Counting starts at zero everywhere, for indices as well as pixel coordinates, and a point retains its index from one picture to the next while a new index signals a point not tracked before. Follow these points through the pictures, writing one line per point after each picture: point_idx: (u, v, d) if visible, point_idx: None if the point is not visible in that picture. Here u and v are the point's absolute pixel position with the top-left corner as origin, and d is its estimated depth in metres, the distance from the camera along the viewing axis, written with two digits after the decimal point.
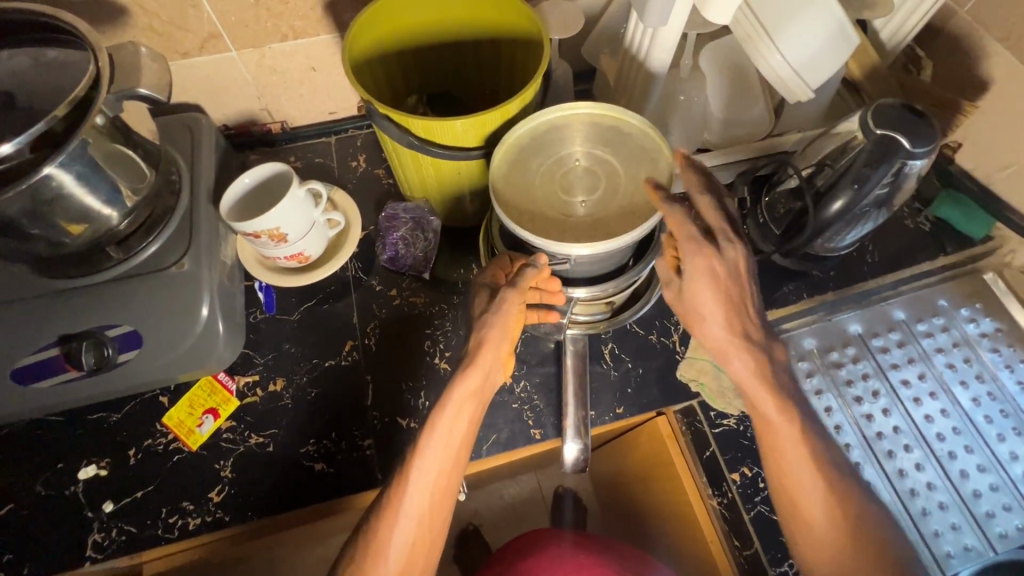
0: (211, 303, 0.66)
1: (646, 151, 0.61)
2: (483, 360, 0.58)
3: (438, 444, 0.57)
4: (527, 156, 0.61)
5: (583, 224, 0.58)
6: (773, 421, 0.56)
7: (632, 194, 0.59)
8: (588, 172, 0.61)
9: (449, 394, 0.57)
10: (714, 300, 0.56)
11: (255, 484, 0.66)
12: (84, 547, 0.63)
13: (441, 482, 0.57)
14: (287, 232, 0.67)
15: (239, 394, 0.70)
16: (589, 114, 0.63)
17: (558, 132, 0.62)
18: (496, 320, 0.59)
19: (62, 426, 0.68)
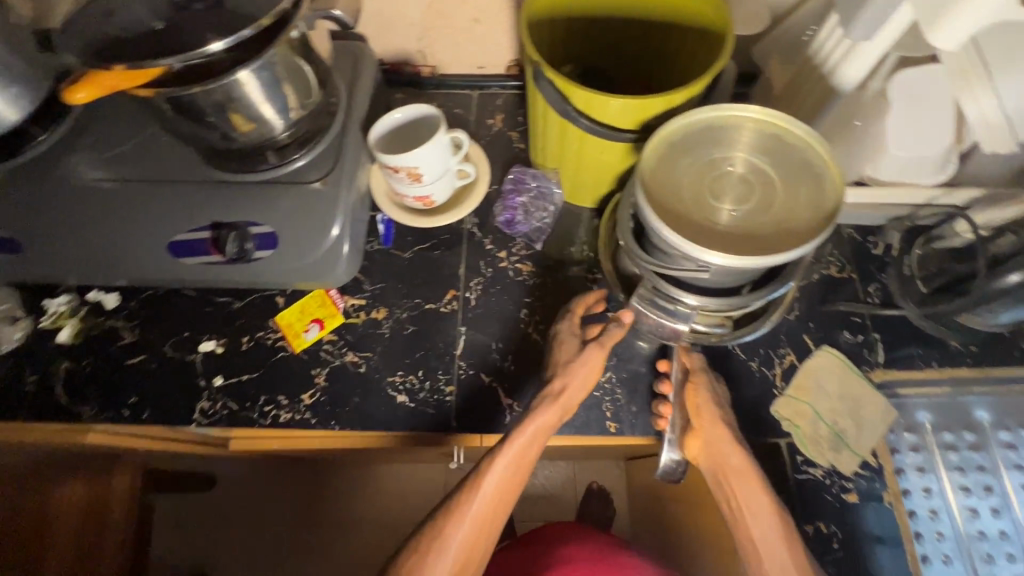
0: (343, 226, 0.70)
1: (809, 168, 0.58)
2: (566, 402, 0.65)
3: (510, 457, 0.62)
4: (677, 154, 0.59)
5: (732, 235, 0.56)
6: (741, 464, 0.63)
7: (788, 212, 0.56)
8: (740, 179, 0.59)
9: (528, 423, 0.63)
10: (716, 398, 0.66)
11: (344, 397, 0.70)
12: (192, 410, 0.70)
13: (501, 496, 0.62)
14: (424, 173, 0.70)
15: (344, 313, 0.75)
16: (751, 118, 0.60)
17: (713, 132, 0.60)
18: (580, 368, 0.65)
19: (195, 301, 0.76)
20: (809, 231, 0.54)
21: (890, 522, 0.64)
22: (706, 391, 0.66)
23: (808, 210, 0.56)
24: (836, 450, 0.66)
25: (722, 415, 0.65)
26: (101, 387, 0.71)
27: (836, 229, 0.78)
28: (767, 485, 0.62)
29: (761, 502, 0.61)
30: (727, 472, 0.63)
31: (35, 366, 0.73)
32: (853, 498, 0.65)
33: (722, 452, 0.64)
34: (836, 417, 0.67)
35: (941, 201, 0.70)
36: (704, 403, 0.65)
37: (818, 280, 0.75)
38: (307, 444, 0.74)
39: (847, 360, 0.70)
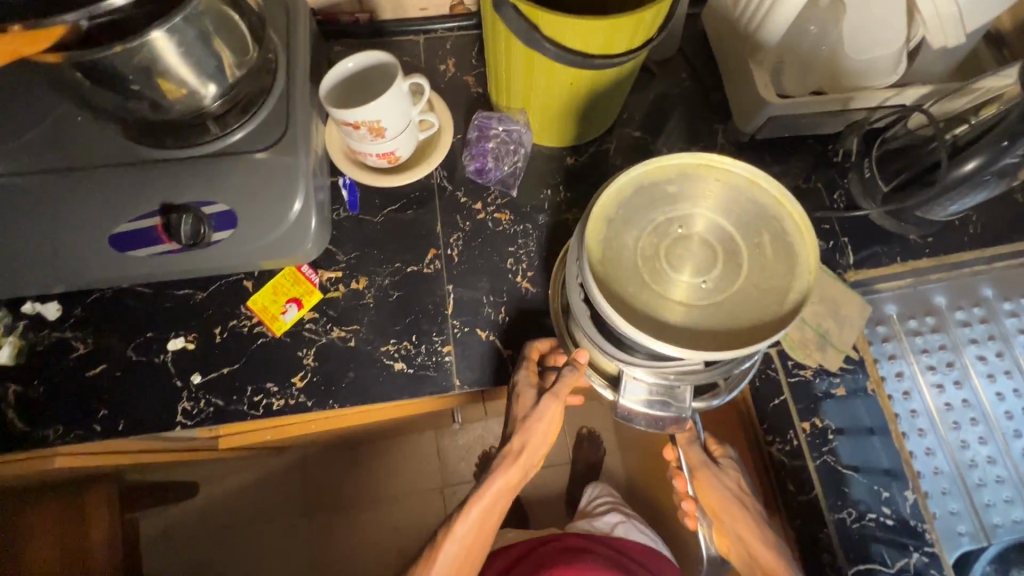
0: (305, 200, 0.65)
1: (768, 209, 0.53)
2: (522, 453, 0.64)
3: (471, 521, 0.64)
4: (620, 230, 0.53)
5: (707, 314, 0.50)
6: (768, 560, 0.64)
7: (761, 268, 0.51)
8: (697, 241, 0.53)
9: (485, 485, 0.64)
10: (731, 491, 0.68)
11: (337, 375, 0.67)
12: (174, 413, 0.65)
13: (469, 556, 0.64)
14: (386, 127, 0.65)
15: (322, 288, 0.70)
16: (684, 165, 0.54)
17: (650, 192, 0.54)
18: (535, 425, 0.63)
19: (150, 298, 0.69)
20: (791, 288, 0.49)
21: (874, 405, 0.69)
22: (719, 489, 0.68)
23: (784, 261, 0.51)
24: (822, 350, 0.70)
25: (740, 509, 0.67)
26: (61, 405, 0.65)
27: (799, 142, 0.80)
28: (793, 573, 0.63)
29: None
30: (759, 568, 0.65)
31: None
32: (841, 391, 0.69)
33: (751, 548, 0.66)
34: (819, 319, 0.70)
35: (892, 102, 0.72)
36: (717, 498, 0.68)
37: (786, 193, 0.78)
38: (308, 426, 0.72)
39: (823, 266, 0.73)
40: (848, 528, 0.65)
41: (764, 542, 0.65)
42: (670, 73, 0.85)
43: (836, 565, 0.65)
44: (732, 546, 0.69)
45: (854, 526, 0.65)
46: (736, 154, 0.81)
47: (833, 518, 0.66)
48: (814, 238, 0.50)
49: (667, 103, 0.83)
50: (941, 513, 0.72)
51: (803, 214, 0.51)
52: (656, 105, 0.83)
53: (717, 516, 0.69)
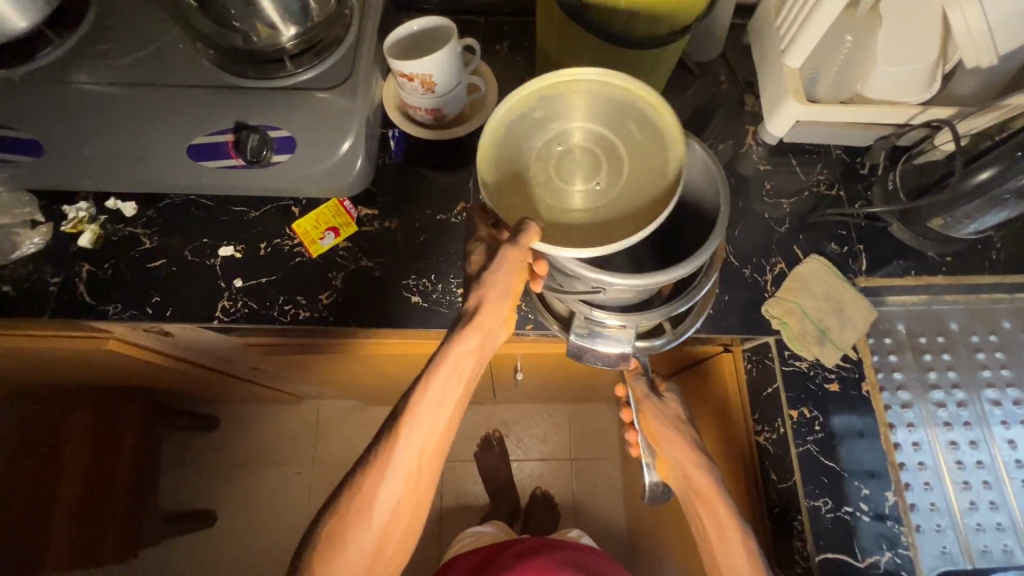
0: (354, 140, 0.73)
1: (625, 100, 0.61)
2: (484, 320, 0.59)
3: (435, 392, 0.58)
4: (513, 162, 0.61)
5: (605, 209, 0.60)
6: (704, 485, 0.67)
7: (638, 153, 0.61)
8: (581, 149, 0.63)
9: (444, 352, 0.58)
10: (672, 418, 0.72)
11: (360, 298, 0.74)
12: (213, 308, 0.73)
13: (432, 440, 0.59)
14: (437, 82, 0.73)
15: (358, 222, 0.78)
16: (544, 85, 0.62)
17: (531, 121, 0.62)
18: (499, 280, 0.59)
19: (210, 210, 0.78)
20: (667, 158, 0.58)
21: (868, 405, 0.70)
22: (657, 416, 0.72)
23: (653, 139, 0.60)
24: (821, 344, 0.71)
25: (679, 435, 0.71)
26: (122, 288, 0.74)
27: (826, 151, 0.83)
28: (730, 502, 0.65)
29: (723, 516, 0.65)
30: (693, 493, 0.68)
31: (57, 269, 0.75)
32: (835, 387, 0.71)
33: (687, 474, 0.69)
34: (822, 315, 0.72)
35: (918, 120, 0.73)
36: (659, 426, 0.72)
37: (807, 197, 0.81)
38: (324, 340, 0.79)
39: (833, 266, 0.76)
40: (823, 517, 0.66)
41: (703, 472, 0.68)
42: (710, 75, 0.89)
43: (805, 551, 0.65)
44: (669, 472, 0.71)
45: (829, 516, 0.66)
46: (763, 156, 0.84)
47: (809, 504, 0.67)
48: (666, 107, 0.59)
49: (703, 101, 0.88)
50: (926, 528, 0.70)
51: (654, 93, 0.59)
52: (693, 103, 0.87)
53: (655, 444, 0.72)
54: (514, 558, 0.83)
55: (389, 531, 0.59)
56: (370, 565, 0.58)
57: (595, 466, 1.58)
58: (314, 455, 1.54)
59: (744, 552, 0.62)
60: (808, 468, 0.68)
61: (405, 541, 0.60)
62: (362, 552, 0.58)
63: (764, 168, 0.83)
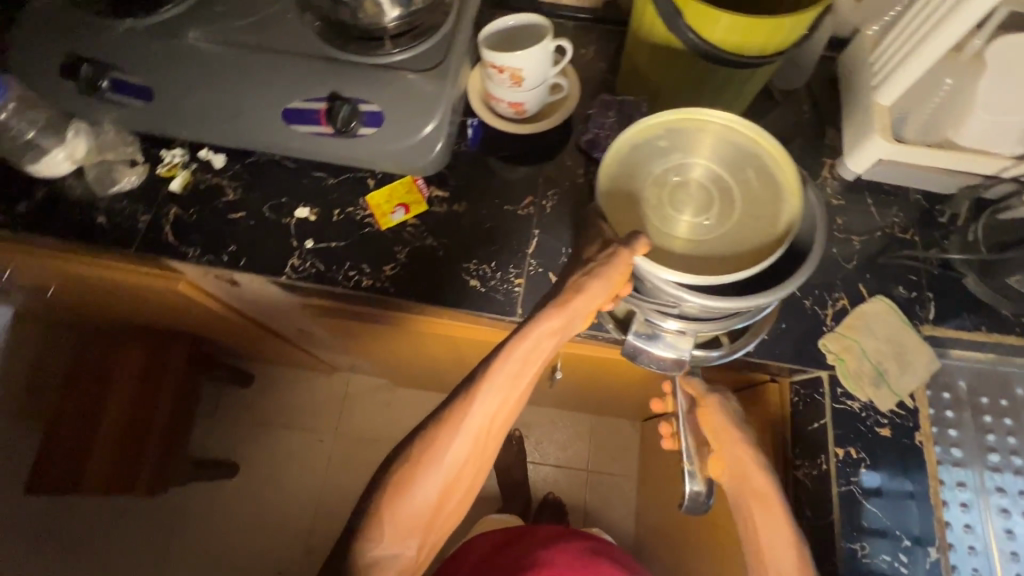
0: (436, 124, 0.75)
1: (747, 147, 0.64)
2: (574, 305, 0.60)
3: (512, 365, 0.60)
4: (628, 187, 0.63)
5: (715, 244, 0.61)
6: (762, 488, 0.67)
7: (752, 198, 0.62)
8: (695, 184, 0.64)
9: (530, 328, 0.59)
10: (735, 418, 0.71)
11: (421, 274, 0.76)
12: (284, 264, 0.76)
13: (503, 409, 0.61)
14: (525, 77, 0.75)
15: (428, 201, 0.80)
16: (669, 120, 0.64)
17: (649, 149, 0.64)
18: (604, 274, 0.58)
19: (293, 172, 0.82)
20: (780, 209, 0.61)
21: (919, 456, 0.68)
22: (720, 414, 0.71)
23: (769, 189, 0.62)
24: (876, 387, 0.70)
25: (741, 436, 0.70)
26: (203, 233, 0.78)
27: (904, 194, 0.82)
28: (787, 510, 0.66)
29: (778, 523, 0.65)
30: (749, 494, 0.67)
31: (147, 207, 0.80)
32: (886, 432, 0.69)
33: (744, 475, 0.68)
34: (881, 357, 0.71)
35: (1008, 174, 0.72)
36: (720, 426, 0.70)
37: (879, 237, 0.79)
38: (379, 310, 0.82)
39: (898, 310, 0.74)
40: (857, 561, 0.65)
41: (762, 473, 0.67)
42: (791, 103, 0.88)
43: None
44: (723, 471, 0.70)
45: (864, 562, 0.65)
46: (838, 190, 0.83)
47: (845, 546, 0.65)
48: (789, 163, 0.62)
49: (782, 128, 0.87)
50: None
51: (778, 147, 0.62)
52: (772, 128, 0.87)
53: (713, 441, 0.71)
54: (536, 543, 0.84)
55: (451, 488, 0.61)
56: (431, 517, 0.60)
57: (610, 480, 1.57)
58: (338, 425, 1.58)
59: (793, 563, 0.63)
60: (849, 511, 0.66)
61: (459, 499, 0.62)
62: (422, 505, 0.59)
63: (837, 202, 0.82)
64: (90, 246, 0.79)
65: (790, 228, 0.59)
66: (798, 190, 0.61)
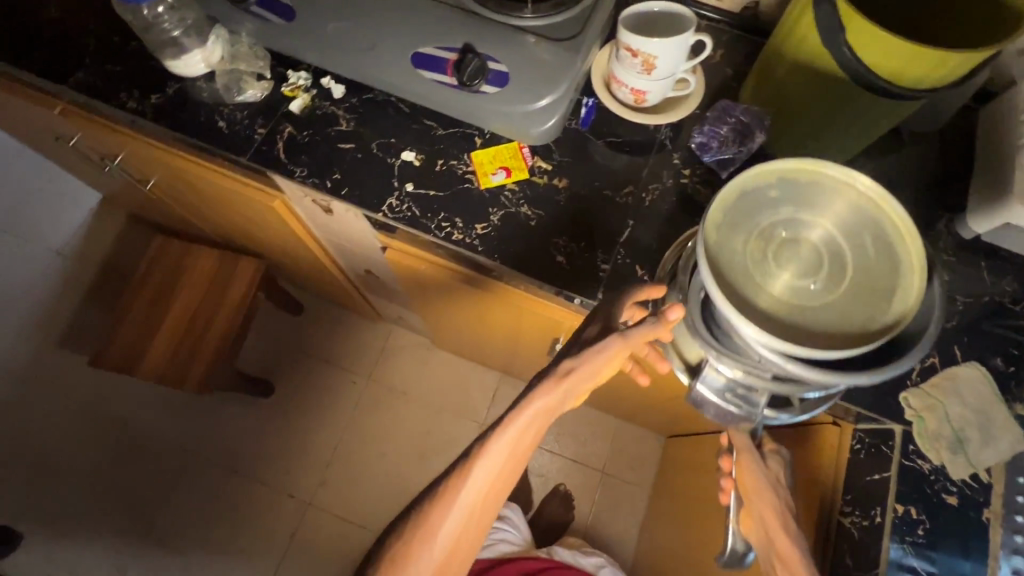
0: (559, 94, 0.76)
1: (866, 209, 0.58)
2: (567, 386, 0.62)
3: (504, 442, 0.63)
4: (731, 235, 0.57)
5: (819, 312, 0.54)
6: (791, 555, 0.64)
7: (864, 268, 0.56)
8: (805, 242, 0.58)
9: (519, 409, 0.62)
10: (771, 478, 0.68)
11: (511, 240, 0.77)
12: (382, 202, 0.78)
13: (493, 484, 0.63)
14: (657, 67, 0.74)
15: (530, 170, 0.81)
16: (783, 169, 0.60)
17: (759, 198, 0.59)
18: (595, 358, 0.62)
19: (406, 115, 0.84)
20: (897, 287, 0.55)
21: (982, 533, 0.65)
22: (757, 471, 0.68)
23: (886, 261, 0.56)
24: (952, 453, 0.67)
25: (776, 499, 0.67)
26: (311, 156, 0.81)
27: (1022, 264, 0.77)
28: None
29: None
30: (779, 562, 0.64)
31: (265, 121, 0.83)
32: (953, 501, 0.66)
33: (778, 539, 0.65)
34: (964, 424, 0.68)
35: None
36: (756, 484, 0.67)
37: (985, 303, 0.75)
38: (457, 267, 0.83)
39: (992, 380, 0.70)
40: None
41: (793, 540, 0.64)
42: (919, 146, 0.84)
43: None
44: (754, 529, 0.68)
45: None
46: (949, 246, 0.79)
47: None
48: (913, 237, 0.56)
49: (903, 170, 0.83)
50: None
51: (902, 214, 0.57)
52: (891, 169, 0.83)
53: (747, 499, 0.68)
54: None
55: (447, 564, 0.62)
56: None
57: (623, 488, 1.56)
58: (373, 371, 1.63)
59: None
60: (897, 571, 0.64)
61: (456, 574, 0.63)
62: None
63: (947, 258, 0.78)
64: (207, 147, 0.83)
65: (907, 309, 0.53)
66: (921, 266, 0.55)
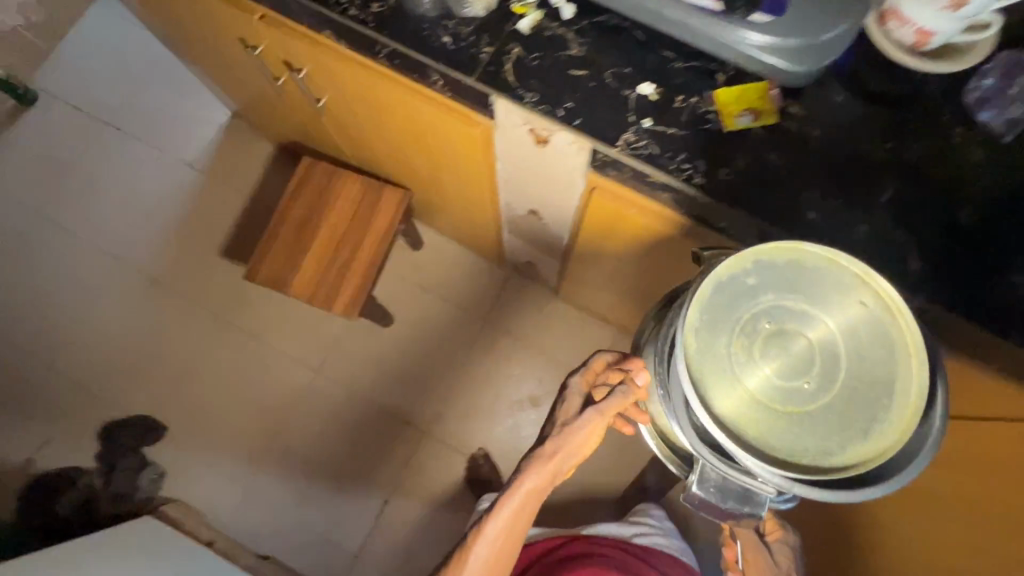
0: (839, 34, 0.69)
1: (858, 291, 0.58)
2: (555, 461, 0.71)
3: (499, 524, 0.70)
4: (712, 337, 0.58)
5: (810, 419, 0.56)
6: None
7: (860, 356, 0.57)
8: (796, 335, 0.58)
9: (515, 488, 0.71)
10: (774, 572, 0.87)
11: (758, 190, 0.71)
12: (617, 137, 0.73)
13: (495, 560, 0.71)
14: (964, 7, 0.63)
15: (778, 114, 0.73)
16: (761, 251, 0.60)
17: (737, 291, 0.59)
18: (573, 434, 0.71)
19: (640, 44, 0.77)
20: (897, 378, 0.56)
21: None
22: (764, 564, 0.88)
23: (883, 345, 0.57)
24: None
25: None
26: (541, 82, 0.76)
27: None
28: None
29: None
30: None
31: (491, 40, 0.78)
32: None
33: None
34: None
35: None
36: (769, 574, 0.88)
37: None
38: (675, 215, 0.78)
39: None
40: None
41: None
42: None
43: None
44: None
45: None
46: None
47: None
48: (907, 319, 0.56)
49: None
50: None
51: (892, 292, 0.57)
52: None
53: None
54: None
55: None
56: None
57: None
58: (489, 313, 1.64)
59: None
60: None
61: None
62: None
63: None
64: (430, 64, 0.79)
65: (905, 405, 0.55)
66: (919, 350, 0.55)
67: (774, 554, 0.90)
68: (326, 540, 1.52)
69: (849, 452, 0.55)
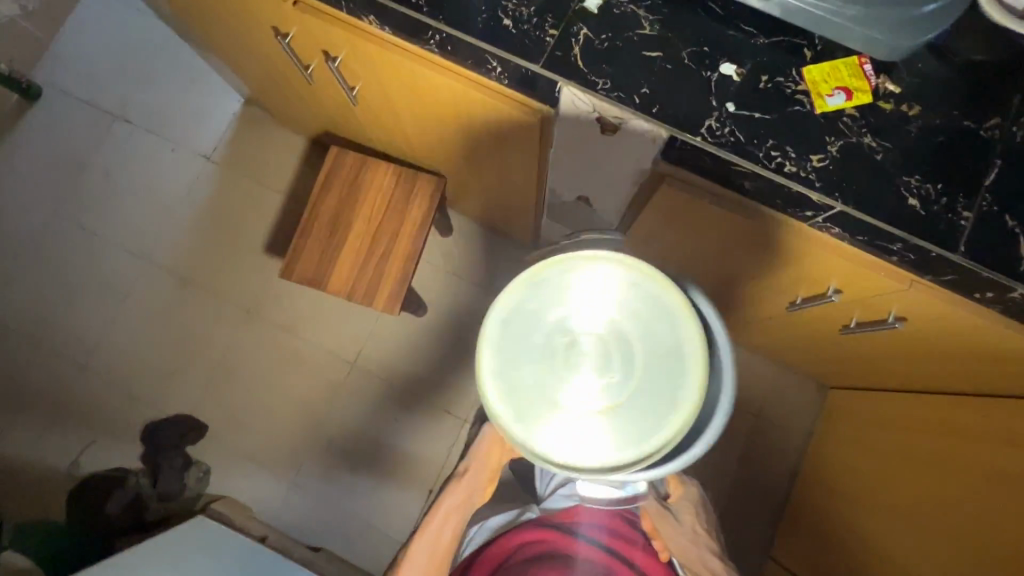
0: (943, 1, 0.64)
1: (624, 271, 0.50)
2: (467, 478, 0.80)
3: (431, 529, 0.81)
4: (514, 367, 0.49)
5: (621, 416, 0.48)
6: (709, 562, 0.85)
7: (649, 335, 0.49)
8: (586, 340, 0.50)
9: (439, 501, 0.81)
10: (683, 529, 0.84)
11: (853, 176, 0.67)
12: (700, 124, 0.69)
13: (438, 549, 0.82)
14: None
15: (873, 92, 0.68)
16: (530, 275, 0.50)
17: (524, 319, 0.50)
18: (480, 450, 0.79)
19: (718, 19, 0.71)
20: (681, 342, 0.48)
21: None
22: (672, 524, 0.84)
23: (661, 316, 0.49)
24: None
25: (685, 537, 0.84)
26: (613, 65, 0.71)
27: None
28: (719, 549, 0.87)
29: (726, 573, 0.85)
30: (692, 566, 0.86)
31: (557, 21, 0.72)
32: None
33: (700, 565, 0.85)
34: None
35: None
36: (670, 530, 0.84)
37: None
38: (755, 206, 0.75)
39: None
40: None
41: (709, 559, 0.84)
42: None
43: None
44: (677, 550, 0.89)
45: None
46: None
47: None
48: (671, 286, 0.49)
49: None
50: None
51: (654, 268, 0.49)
52: None
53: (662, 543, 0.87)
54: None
55: None
56: None
57: None
58: None
59: None
60: None
61: None
62: None
63: None
64: (491, 50, 0.74)
65: (695, 367, 0.48)
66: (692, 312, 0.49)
67: (678, 514, 0.84)
68: (375, 529, 1.53)
69: (665, 428, 0.47)
